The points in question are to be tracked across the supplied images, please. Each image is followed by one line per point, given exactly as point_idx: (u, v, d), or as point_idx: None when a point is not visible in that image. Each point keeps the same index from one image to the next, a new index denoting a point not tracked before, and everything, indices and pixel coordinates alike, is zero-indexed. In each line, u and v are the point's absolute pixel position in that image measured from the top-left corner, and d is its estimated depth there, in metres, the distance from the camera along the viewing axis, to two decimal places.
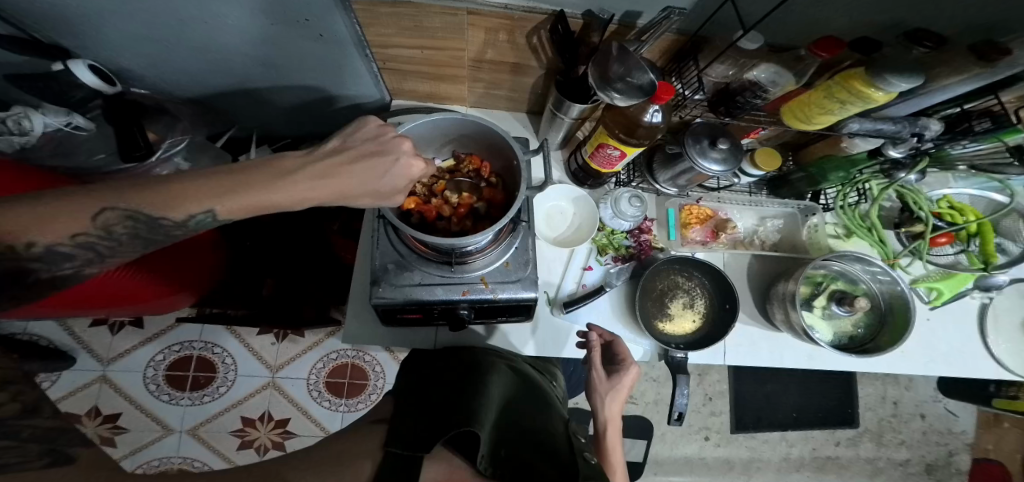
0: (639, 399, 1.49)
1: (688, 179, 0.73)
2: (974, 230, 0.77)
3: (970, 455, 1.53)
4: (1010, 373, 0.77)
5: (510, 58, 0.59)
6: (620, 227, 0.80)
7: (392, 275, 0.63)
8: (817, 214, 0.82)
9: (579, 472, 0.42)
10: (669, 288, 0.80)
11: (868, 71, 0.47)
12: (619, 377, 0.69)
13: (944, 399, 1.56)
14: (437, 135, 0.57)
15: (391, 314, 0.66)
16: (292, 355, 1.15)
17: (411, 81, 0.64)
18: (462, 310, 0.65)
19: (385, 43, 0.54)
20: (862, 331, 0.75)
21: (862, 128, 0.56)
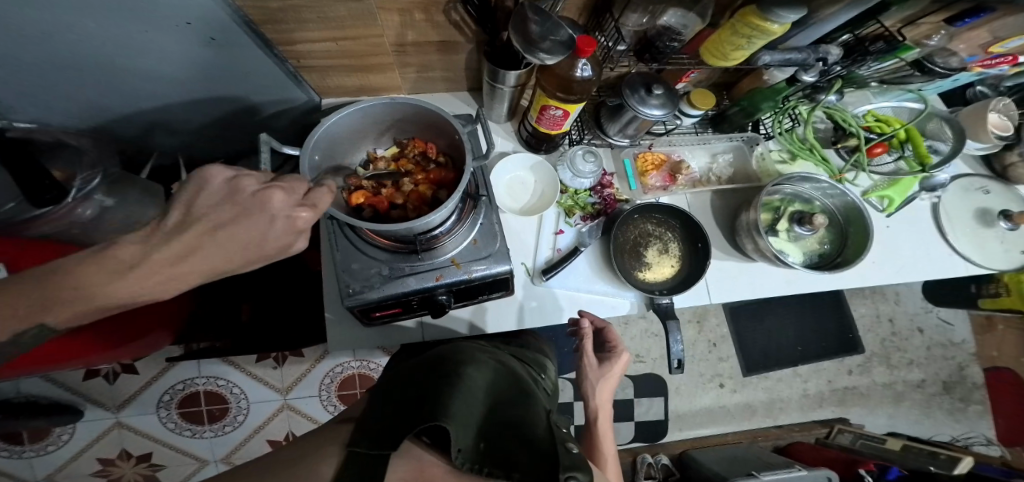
0: (646, 357, 1.50)
1: (636, 127, 0.78)
2: (904, 136, 0.80)
3: (978, 364, 1.54)
4: (977, 266, 0.80)
5: (434, 37, 0.61)
6: (582, 186, 0.79)
7: (360, 273, 0.60)
8: (760, 143, 0.85)
9: (564, 460, 0.35)
10: (641, 237, 0.81)
11: (759, 6, 0.52)
12: (607, 364, 0.75)
13: (937, 309, 1.57)
14: (369, 124, 0.52)
15: (368, 312, 0.63)
16: (297, 376, 1.24)
17: (334, 76, 0.63)
18: (440, 296, 0.63)
19: (294, 41, 0.51)
20: (828, 247, 0.76)
21: (773, 59, 0.63)
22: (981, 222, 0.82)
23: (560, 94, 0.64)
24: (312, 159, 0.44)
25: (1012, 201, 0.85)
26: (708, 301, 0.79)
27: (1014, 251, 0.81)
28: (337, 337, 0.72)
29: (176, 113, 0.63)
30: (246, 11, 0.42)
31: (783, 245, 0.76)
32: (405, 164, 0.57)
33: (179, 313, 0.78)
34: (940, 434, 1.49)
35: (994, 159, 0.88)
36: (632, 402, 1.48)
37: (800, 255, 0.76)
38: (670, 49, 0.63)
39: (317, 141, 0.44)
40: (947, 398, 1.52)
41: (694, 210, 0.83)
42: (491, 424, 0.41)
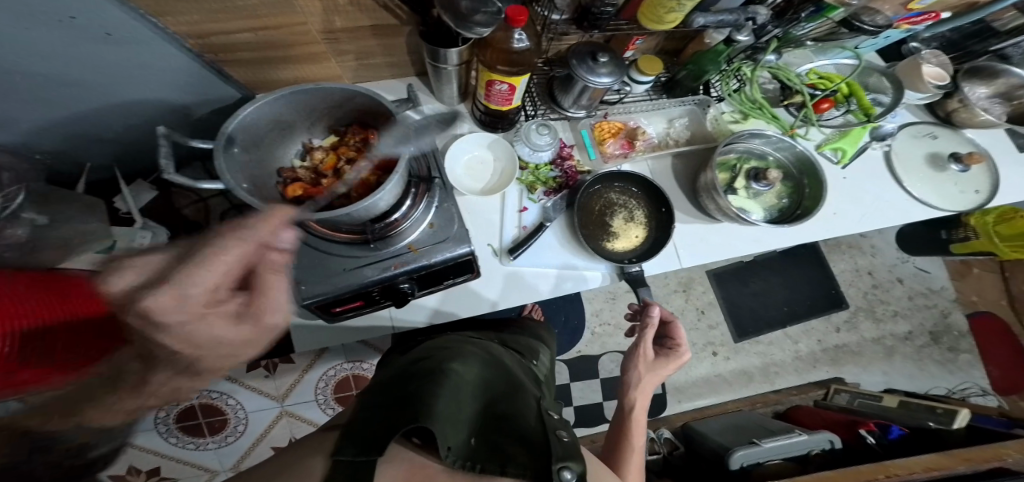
0: None
1: (590, 97, 0.77)
2: (846, 90, 0.86)
3: (962, 311, 1.57)
4: (937, 209, 0.87)
5: (365, 20, 0.60)
6: (542, 160, 0.78)
7: (309, 271, 0.55)
8: (713, 105, 0.86)
9: (553, 455, 0.39)
10: (605, 207, 0.79)
11: None
12: (660, 361, 0.75)
13: (912, 259, 1.63)
14: (298, 113, 0.48)
15: (328, 309, 0.58)
16: (291, 382, 1.23)
17: (263, 70, 0.63)
18: (402, 285, 0.60)
19: (208, 32, 0.51)
20: (786, 201, 0.75)
21: (706, 21, 0.65)
22: (933, 167, 0.90)
23: (500, 67, 0.62)
24: (229, 152, 0.40)
25: (959, 144, 0.93)
26: (679, 267, 0.79)
27: (967, 191, 0.88)
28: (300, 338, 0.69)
29: (125, 112, 0.63)
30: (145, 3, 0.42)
31: (743, 203, 0.76)
32: (345, 151, 0.53)
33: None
34: (937, 387, 1.50)
35: (938, 107, 0.96)
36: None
37: (761, 211, 0.77)
38: (606, 14, 0.62)
39: (233, 132, 0.40)
40: (937, 348, 1.53)
41: (656, 175, 0.84)
42: (480, 421, 0.41)
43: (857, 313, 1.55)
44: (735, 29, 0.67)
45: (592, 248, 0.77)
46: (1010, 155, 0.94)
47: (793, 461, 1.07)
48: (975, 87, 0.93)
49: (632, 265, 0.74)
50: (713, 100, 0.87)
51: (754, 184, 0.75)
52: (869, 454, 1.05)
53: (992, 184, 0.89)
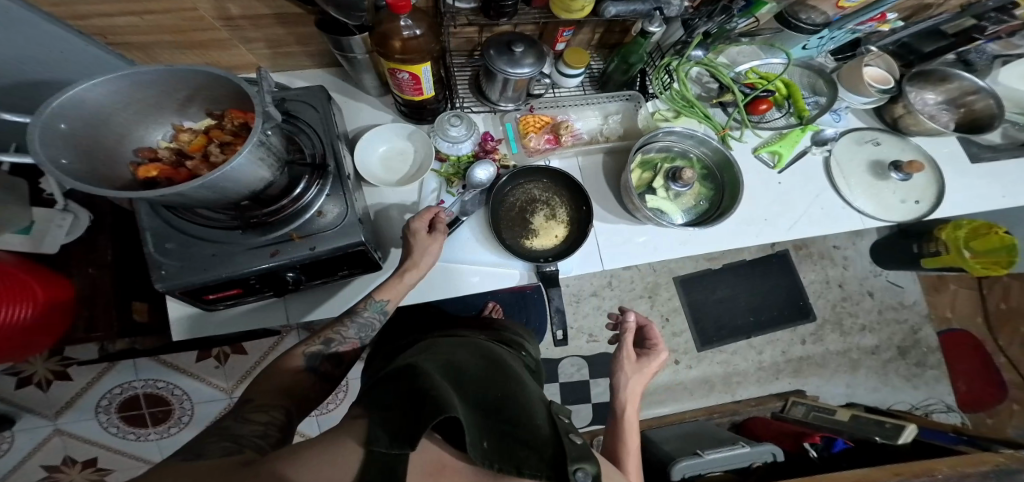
0: (600, 334, 1.44)
1: (513, 90, 0.75)
2: (785, 91, 0.86)
3: (930, 326, 1.56)
4: (873, 219, 0.85)
5: (264, 9, 0.59)
6: (463, 151, 0.75)
7: (174, 255, 0.52)
8: (644, 103, 0.83)
9: (569, 449, 0.37)
10: (525, 202, 0.77)
11: None
12: (645, 360, 0.71)
13: (884, 272, 1.61)
14: (161, 95, 0.47)
15: (197, 295, 0.56)
16: (241, 374, 1.14)
17: (163, 51, 0.64)
18: (284, 274, 0.57)
19: (85, 15, 0.51)
20: (703, 201, 0.78)
21: (618, 10, 0.62)
22: (874, 174, 0.88)
23: (398, 56, 0.58)
24: (57, 127, 0.37)
25: (904, 151, 0.91)
26: (600, 268, 0.77)
27: (907, 200, 0.86)
28: (199, 323, 0.67)
29: (35, 93, 0.64)
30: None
31: (659, 203, 0.77)
32: (223, 135, 0.51)
33: (57, 325, 0.75)
34: (900, 402, 1.50)
35: (885, 112, 0.93)
36: (587, 382, 1.41)
37: (678, 214, 0.78)
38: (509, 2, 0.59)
39: (62, 107, 0.37)
40: (902, 363, 1.53)
41: (585, 171, 0.82)
42: (484, 422, 0.38)
43: (824, 325, 1.53)
44: (645, 19, 0.65)
45: (510, 245, 0.74)
46: (960, 166, 0.92)
47: (734, 472, 1.03)
48: (923, 91, 0.94)
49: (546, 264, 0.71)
50: (645, 96, 0.83)
51: (672, 184, 0.75)
52: (806, 465, 1.05)
53: (937, 193, 0.87)
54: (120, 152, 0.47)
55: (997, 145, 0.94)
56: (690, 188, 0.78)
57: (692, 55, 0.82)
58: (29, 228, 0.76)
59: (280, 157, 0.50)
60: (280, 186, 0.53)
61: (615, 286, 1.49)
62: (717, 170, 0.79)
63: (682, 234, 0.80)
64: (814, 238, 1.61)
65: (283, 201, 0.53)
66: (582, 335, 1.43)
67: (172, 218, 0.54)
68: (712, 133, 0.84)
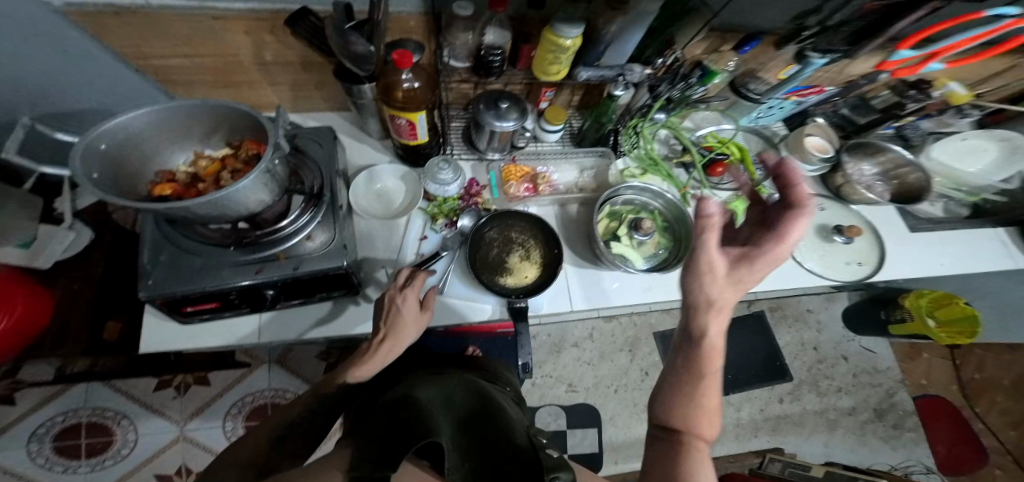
0: (578, 384, 1.34)
1: (499, 141, 0.85)
2: (739, 155, 0.94)
3: (906, 392, 1.57)
4: (821, 277, 0.92)
5: (295, 58, 0.69)
6: (449, 193, 0.83)
7: (165, 267, 0.57)
8: (615, 160, 0.92)
9: (543, 462, 0.40)
10: (503, 243, 0.83)
11: (552, 24, 0.56)
12: (743, 268, 0.43)
13: (857, 338, 1.65)
14: (189, 126, 0.55)
15: (176, 306, 0.59)
16: (201, 403, 1.09)
17: (201, 89, 0.73)
18: (265, 290, 0.61)
19: (147, 56, 0.62)
20: (664, 251, 0.86)
21: (590, 75, 0.67)
22: (821, 236, 0.97)
23: (399, 104, 0.64)
24: (98, 146, 0.45)
25: (844, 217, 1.01)
26: (570, 309, 0.81)
27: (851, 262, 0.94)
28: (172, 336, 0.68)
29: (80, 121, 0.72)
30: (76, 22, 0.51)
31: (624, 250, 0.84)
32: (234, 161, 0.58)
33: (26, 335, 0.77)
34: (878, 462, 1.47)
35: (828, 182, 1.03)
36: (564, 433, 1.27)
37: (640, 262, 0.84)
38: (493, 64, 0.62)
39: (105, 129, 0.44)
40: (879, 425, 1.52)
41: (559, 219, 0.89)
42: (462, 451, 0.41)
43: (801, 386, 1.54)
44: (613, 84, 0.70)
45: (483, 281, 0.78)
46: (899, 233, 1.00)
47: None
48: (862, 162, 1.02)
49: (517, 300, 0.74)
50: (616, 154, 0.93)
51: (635, 234, 0.83)
52: None
53: (878, 256, 0.95)
54: (143, 172, 0.54)
55: (938, 217, 1.03)
56: (651, 238, 0.85)
57: (655, 118, 0.89)
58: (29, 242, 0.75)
59: (280, 183, 0.57)
60: (275, 212, 0.59)
61: (596, 339, 1.41)
62: (673, 222, 0.87)
63: (648, 281, 0.85)
64: (787, 300, 1.68)
65: (276, 225, 0.60)
66: (561, 383, 1.33)
67: (173, 234, 0.59)
68: (675, 190, 0.93)
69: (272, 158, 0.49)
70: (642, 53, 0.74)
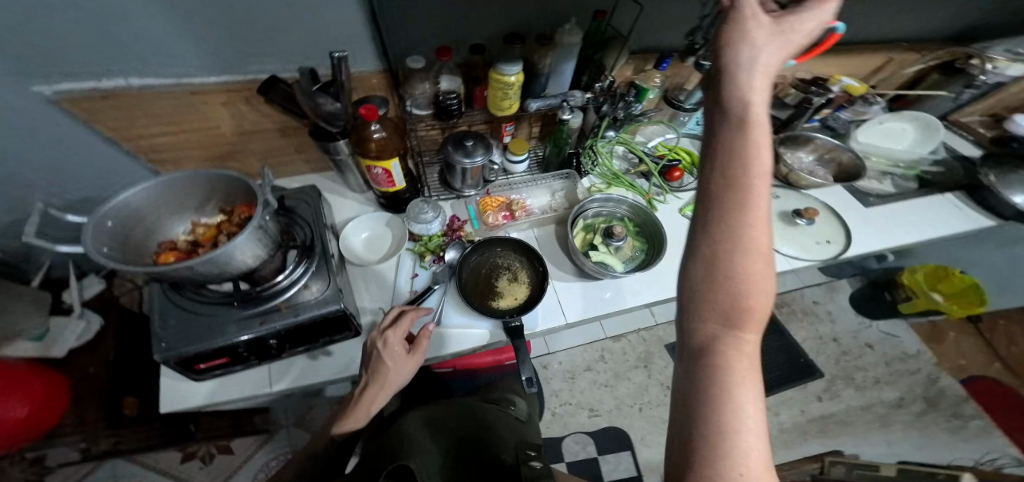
0: (601, 408, 1.27)
1: (472, 177, 0.91)
2: (690, 160, 1.03)
3: (946, 375, 1.50)
4: (797, 259, 0.91)
5: (271, 125, 0.75)
6: (433, 231, 0.87)
7: (173, 331, 0.58)
8: (580, 180, 0.99)
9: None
10: (490, 269, 0.85)
11: (494, 67, 0.66)
12: (789, 24, 0.34)
13: (875, 323, 1.60)
14: (186, 197, 0.60)
15: (189, 365, 0.60)
16: (230, 471, 1.04)
17: (189, 164, 0.79)
18: (269, 340, 0.61)
19: (137, 136, 0.69)
20: (639, 253, 0.90)
21: (538, 104, 0.75)
22: (785, 223, 0.98)
23: (373, 153, 0.72)
24: (104, 223, 0.50)
25: (802, 202, 1.03)
26: (564, 322, 0.80)
27: (821, 242, 0.94)
28: (182, 396, 0.66)
29: (92, 205, 0.80)
30: (72, 109, 0.62)
31: (604, 257, 0.86)
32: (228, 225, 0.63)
33: (50, 416, 0.85)
34: (960, 458, 1.33)
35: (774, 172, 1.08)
36: (597, 461, 1.18)
37: (621, 266, 0.87)
38: (451, 105, 0.71)
39: (111, 209, 0.50)
40: (938, 414, 1.42)
41: (540, 239, 0.93)
42: None
43: (835, 381, 1.47)
44: (560, 110, 0.77)
45: (476, 306, 0.79)
46: (854, 209, 1.01)
47: None
48: (797, 151, 1.12)
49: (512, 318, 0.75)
50: (581, 173, 1.00)
51: (610, 241, 0.86)
52: None
53: (843, 235, 0.95)
54: (147, 243, 0.59)
55: (886, 193, 1.05)
56: (626, 242, 0.89)
57: (607, 135, 0.97)
58: (42, 334, 0.85)
59: (273, 241, 0.61)
60: (271, 267, 0.62)
61: (608, 359, 1.36)
62: (643, 225, 0.93)
63: (633, 284, 0.87)
64: (790, 296, 1.68)
65: (272, 281, 0.62)
66: (582, 409, 1.26)
67: (178, 299, 0.62)
68: (640, 198, 0.99)
69: (260, 217, 0.54)
70: (580, 80, 0.84)
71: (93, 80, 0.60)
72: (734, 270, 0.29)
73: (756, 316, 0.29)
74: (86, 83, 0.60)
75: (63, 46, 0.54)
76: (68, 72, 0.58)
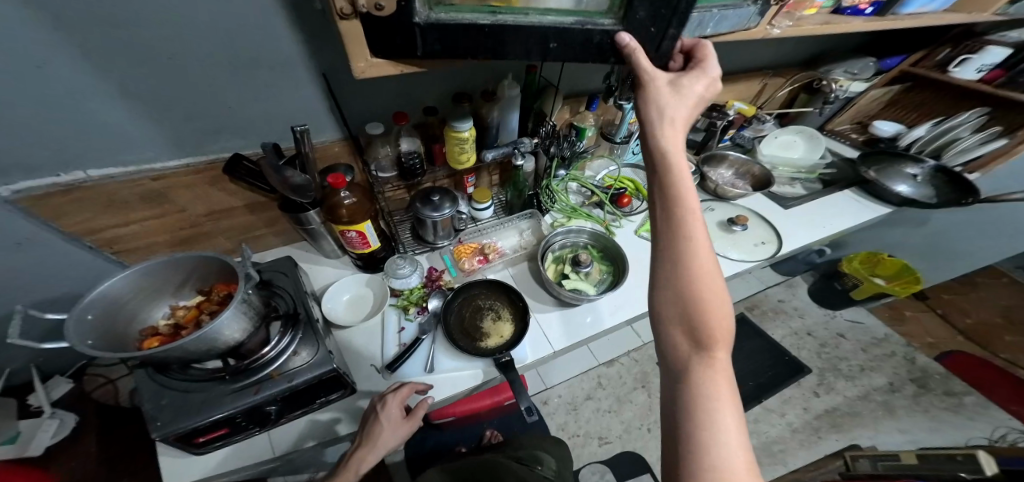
0: (609, 434, 1.24)
1: (443, 228, 0.95)
2: (634, 186, 1.14)
3: (921, 354, 1.59)
4: (742, 261, 1.01)
5: (238, 202, 0.78)
6: (413, 284, 0.88)
7: (161, 411, 0.55)
8: (544, 217, 1.07)
9: None
10: (474, 312, 0.87)
11: (449, 125, 0.76)
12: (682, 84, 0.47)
13: (839, 313, 1.73)
14: (164, 280, 0.60)
15: (188, 440, 0.57)
16: None
17: (157, 250, 0.78)
18: (267, 406, 0.59)
19: (97, 230, 0.68)
20: (607, 274, 0.96)
21: (494, 153, 0.85)
22: (724, 230, 1.10)
23: (346, 219, 0.76)
24: (84, 316, 0.50)
25: (733, 211, 1.17)
26: (551, 349, 0.82)
27: (758, 243, 1.06)
28: (176, 474, 0.61)
29: (69, 299, 0.79)
30: (30, 207, 0.60)
31: (577, 283, 0.91)
32: (208, 305, 0.62)
33: None
34: (974, 438, 1.37)
35: (704, 187, 1.24)
36: None
37: (594, 290, 0.92)
38: (414, 164, 0.79)
39: (90, 301, 0.50)
40: (932, 396, 1.48)
41: (517, 278, 0.97)
42: None
43: (824, 374, 1.53)
44: (514, 156, 0.88)
45: (466, 348, 0.80)
46: (779, 212, 1.16)
47: None
48: (718, 169, 1.31)
49: (503, 353, 0.76)
50: (543, 211, 1.08)
51: (579, 268, 0.92)
52: None
53: (774, 234, 1.08)
54: (128, 331, 0.58)
55: (801, 194, 1.23)
56: (593, 267, 0.95)
57: (560, 174, 1.09)
58: (16, 436, 0.82)
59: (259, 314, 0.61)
60: (258, 339, 0.60)
61: (606, 385, 1.34)
62: (602, 248, 1.00)
63: (610, 303, 0.90)
64: (759, 297, 1.78)
65: (260, 352, 0.60)
66: (592, 437, 1.23)
67: (158, 380, 0.58)
68: (599, 226, 1.08)
69: (245, 291, 0.55)
70: (527, 127, 0.96)
71: (53, 174, 0.59)
72: (687, 304, 0.39)
73: (720, 334, 0.38)
74: (46, 179, 0.59)
75: (21, 149, 0.54)
76: (29, 170, 0.57)
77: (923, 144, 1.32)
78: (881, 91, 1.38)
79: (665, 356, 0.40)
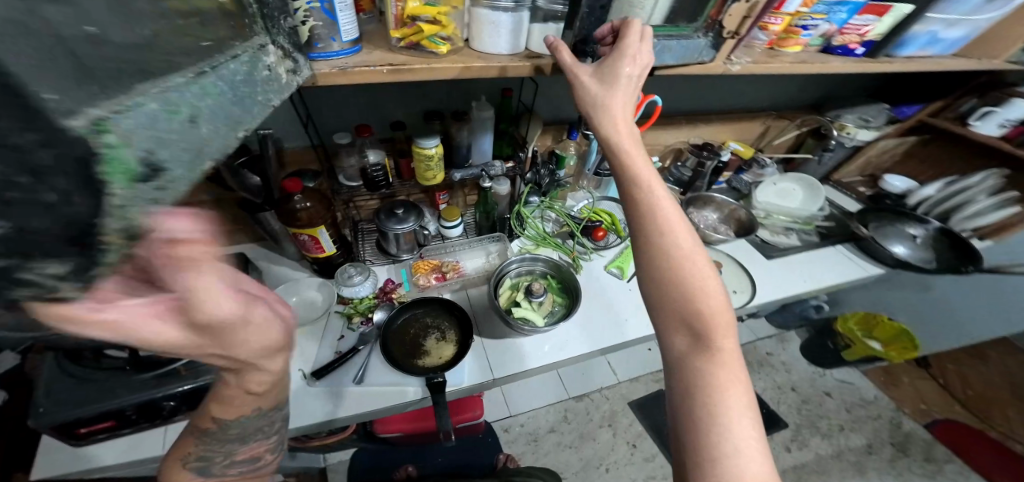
0: (566, 471, 1.18)
1: (406, 242, 0.96)
2: (610, 220, 1.11)
3: (908, 419, 1.51)
4: None
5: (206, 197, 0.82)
6: (363, 293, 0.88)
7: (48, 398, 0.55)
8: (510, 242, 1.06)
9: None
10: (418, 329, 0.85)
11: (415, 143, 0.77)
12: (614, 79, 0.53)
13: (829, 371, 1.64)
14: None
15: (69, 430, 0.55)
16: None
17: None
18: (163, 402, 0.58)
19: None
20: (557, 307, 0.93)
21: (462, 174, 0.86)
22: None
23: (302, 223, 0.77)
24: None
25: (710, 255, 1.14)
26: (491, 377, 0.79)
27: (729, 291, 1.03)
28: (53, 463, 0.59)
29: None
30: None
31: (526, 313, 0.88)
32: None
33: None
34: None
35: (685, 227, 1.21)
36: None
37: (542, 322, 0.88)
38: (379, 176, 0.80)
39: None
40: (909, 460, 1.40)
41: (473, 300, 0.95)
42: None
43: (799, 429, 1.46)
44: (481, 178, 0.88)
45: (402, 364, 0.78)
46: (759, 261, 1.13)
47: None
48: (704, 211, 1.29)
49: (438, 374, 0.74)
50: (511, 236, 1.07)
51: (530, 297, 0.90)
52: None
53: (748, 281, 1.05)
54: None
55: (792, 245, 1.19)
56: (546, 297, 0.93)
57: (531, 201, 1.06)
58: None
59: None
60: None
61: (571, 420, 1.30)
62: (563, 280, 0.98)
63: (563, 338, 0.87)
64: (746, 347, 1.71)
65: None
66: None
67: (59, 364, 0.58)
68: (567, 257, 1.06)
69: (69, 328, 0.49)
70: (502, 150, 0.96)
71: None
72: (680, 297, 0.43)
73: (715, 320, 0.42)
74: None
75: None
76: None
77: (933, 204, 1.28)
78: (893, 141, 1.33)
79: (665, 345, 0.44)
